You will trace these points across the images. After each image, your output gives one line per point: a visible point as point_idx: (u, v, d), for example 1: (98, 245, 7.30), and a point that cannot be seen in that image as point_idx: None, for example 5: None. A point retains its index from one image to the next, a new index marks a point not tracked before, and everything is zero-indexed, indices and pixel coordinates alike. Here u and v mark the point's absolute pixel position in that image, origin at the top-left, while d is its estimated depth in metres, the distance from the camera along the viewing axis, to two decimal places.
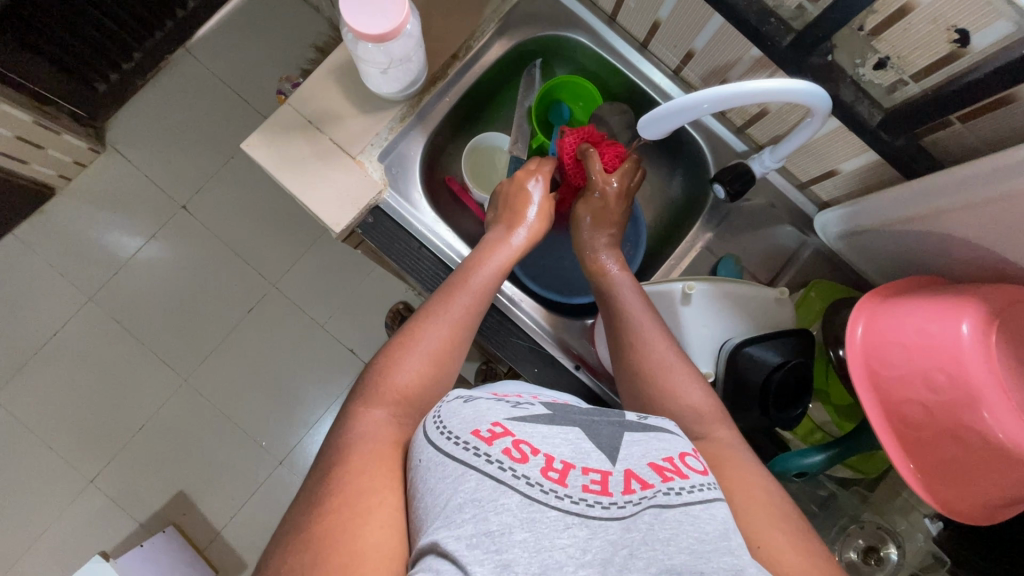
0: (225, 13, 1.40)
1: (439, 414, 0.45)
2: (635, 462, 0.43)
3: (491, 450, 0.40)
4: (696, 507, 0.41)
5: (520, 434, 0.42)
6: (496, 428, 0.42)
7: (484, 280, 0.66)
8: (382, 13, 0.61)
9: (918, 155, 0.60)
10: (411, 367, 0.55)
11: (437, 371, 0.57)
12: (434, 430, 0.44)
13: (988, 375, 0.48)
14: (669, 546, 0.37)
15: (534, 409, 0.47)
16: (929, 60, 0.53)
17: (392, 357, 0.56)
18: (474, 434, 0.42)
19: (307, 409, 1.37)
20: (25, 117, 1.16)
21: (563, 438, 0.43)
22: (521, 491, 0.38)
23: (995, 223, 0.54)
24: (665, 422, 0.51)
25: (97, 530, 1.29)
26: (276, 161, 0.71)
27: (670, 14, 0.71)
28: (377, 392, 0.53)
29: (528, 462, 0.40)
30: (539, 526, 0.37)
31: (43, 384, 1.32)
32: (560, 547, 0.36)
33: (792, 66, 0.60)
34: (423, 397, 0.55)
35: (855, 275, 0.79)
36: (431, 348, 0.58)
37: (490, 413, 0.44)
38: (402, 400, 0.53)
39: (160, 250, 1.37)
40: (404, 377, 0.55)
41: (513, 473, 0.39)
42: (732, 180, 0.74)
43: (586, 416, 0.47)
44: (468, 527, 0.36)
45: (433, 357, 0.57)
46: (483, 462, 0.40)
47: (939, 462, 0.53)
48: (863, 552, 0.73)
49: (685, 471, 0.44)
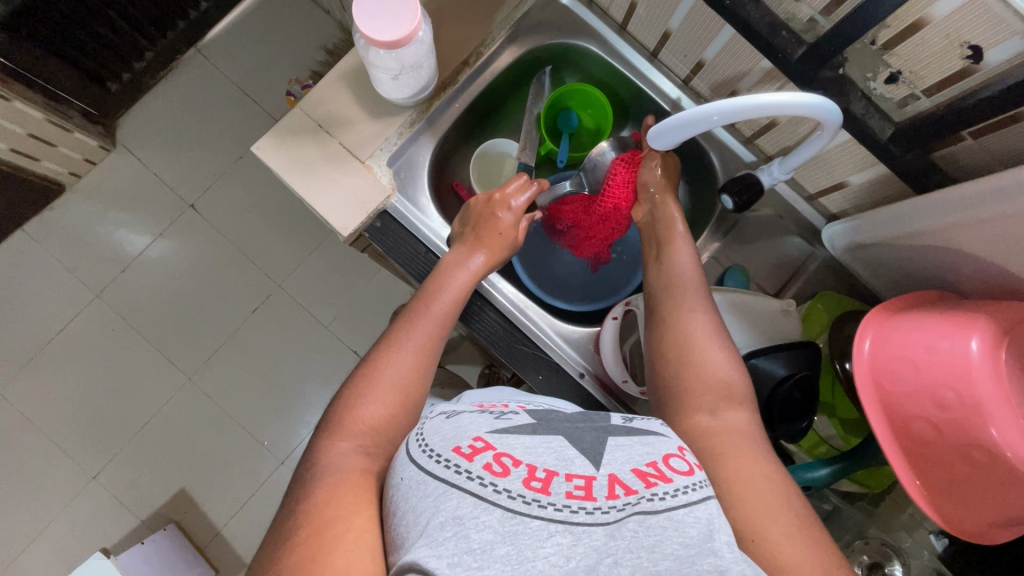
0: (238, 15, 1.41)
1: (422, 433, 0.46)
2: (618, 466, 0.43)
3: (472, 466, 0.41)
4: (681, 511, 0.40)
5: (501, 448, 0.43)
6: (478, 444, 0.43)
7: (442, 308, 0.65)
8: (394, 20, 0.61)
9: (929, 170, 0.59)
10: (374, 401, 0.55)
11: (401, 404, 0.57)
12: (417, 448, 0.45)
13: (998, 394, 0.48)
14: (653, 553, 0.37)
15: (518, 421, 0.48)
16: (941, 76, 0.53)
17: (357, 391, 0.56)
18: (455, 451, 0.42)
19: (310, 409, 1.37)
20: (39, 114, 1.17)
21: (546, 448, 0.44)
22: (502, 506, 0.38)
23: (1003, 239, 0.53)
24: (654, 424, 0.51)
25: (98, 526, 1.29)
26: (286, 164, 0.71)
27: (681, 25, 0.71)
28: (342, 426, 0.53)
29: (509, 476, 0.40)
30: (521, 539, 0.37)
31: (48, 379, 1.33)
32: (542, 557, 0.36)
33: (802, 79, 0.59)
34: (390, 427, 0.55)
35: (862, 287, 0.79)
36: (396, 382, 0.57)
37: (472, 429, 0.45)
38: (369, 433, 0.53)
39: (167, 248, 1.38)
40: (369, 412, 0.54)
41: (493, 488, 0.39)
42: (741, 191, 0.74)
43: (570, 424, 0.48)
44: (449, 546, 0.36)
45: (397, 389, 0.57)
46: (464, 480, 0.40)
47: (945, 478, 0.53)
48: (868, 568, 0.72)
49: (669, 475, 0.43)
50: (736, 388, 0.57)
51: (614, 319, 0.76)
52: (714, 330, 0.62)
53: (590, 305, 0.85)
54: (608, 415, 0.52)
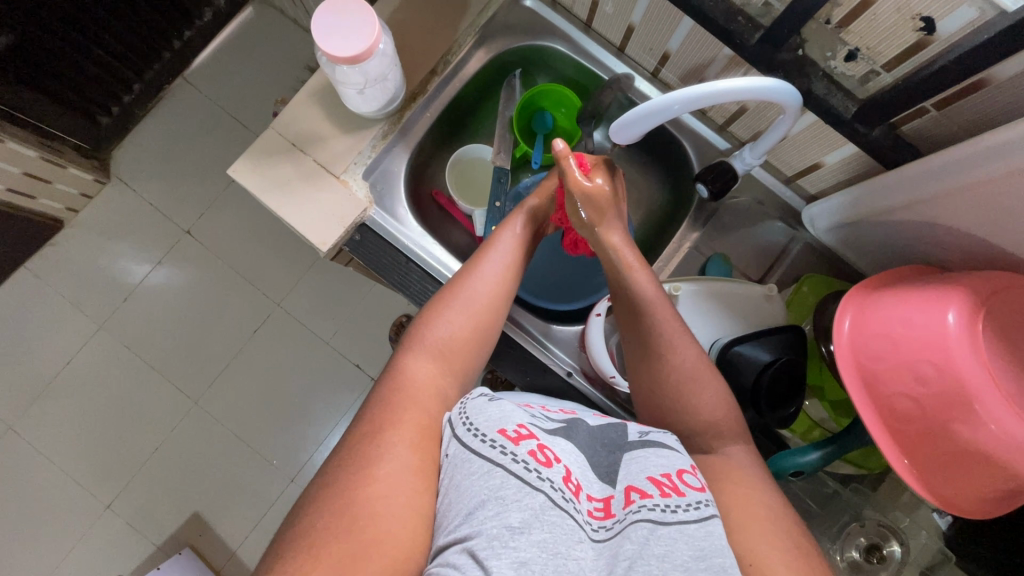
0: (221, 41, 1.43)
1: (466, 412, 0.47)
2: (635, 477, 0.45)
3: (518, 450, 0.42)
4: (692, 526, 0.41)
5: (545, 440, 0.44)
6: (523, 430, 0.44)
7: (512, 243, 0.65)
8: (354, 36, 0.62)
9: (897, 145, 0.59)
10: (452, 323, 0.57)
11: (479, 329, 0.58)
12: (461, 427, 0.46)
13: (977, 367, 0.47)
14: (663, 562, 0.38)
15: (550, 423, 0.49)
16: (898, 50, 0.53)
17: (437, 309, 0.58)
18: (501, 434, 0.44)
19: (317, 426, 1.38)
20: (31, 153, 1.19)
21: (576, 456, 0.46)
22: (546, 493, 0.40)
23: (977, 209, 0.53)
24: (668, 438, 0.51)
25: (115, 554, 1.31)
26: (262, 185, 0.72)
27: (643, 18, 0.71)
28: (420, 346, 0.55)
29: (552, 467, 0.42)
30: (557, 530, 0.39)
31: (58, 413, 1.35)
32: (574, 556, 0.38)
33: (763, 63, 0.59)
34: (463, 352, 0.57)
35: (847, 268, 0.79)
36: (472, 306, 0.59)
37: (516, 416, 0.46)
38: (445, 356, 0.55)
39: (167, 276, 1.40)
40: (446, 331, 0.57)
41: (538, 475, 0.41)
42: (714, 179, 0.74)
43: (593, 434, 0.49)
44: (491, 522, 0.38)
45: (474, 314, 0.58)
46: (510, 461, 0.41)
47: (934, 458, 0.52)
48: (865, 551, 0.72)
49: (682, 488, 0.44)
50: (714, 402, 0.58)
51: (598, 316, 0.75)
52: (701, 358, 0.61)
53: (573, 304, 0.84)
54: (624, 428, 0.52)
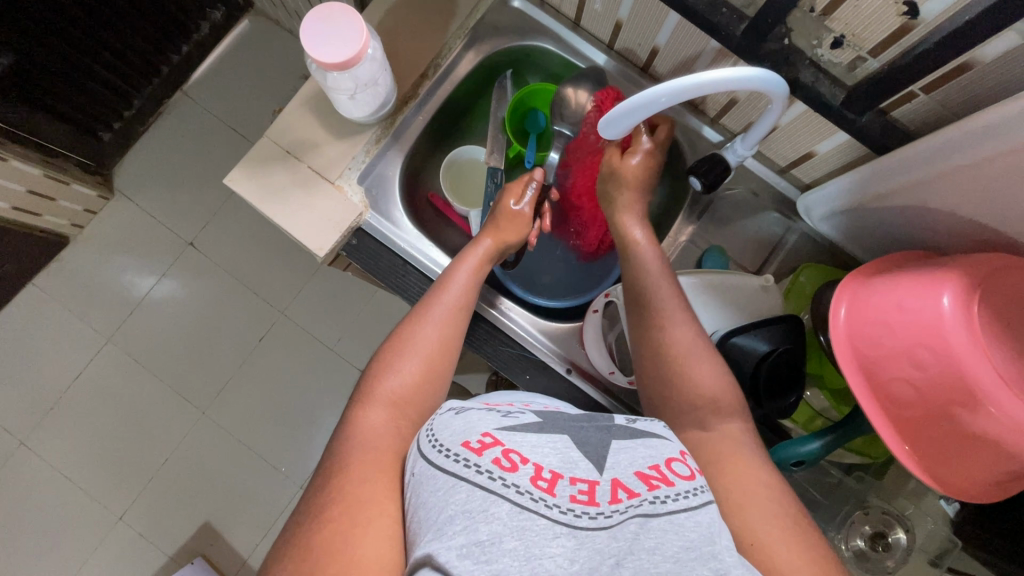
0: (219, 54, 1.44)
1: (432, 429, 0.47)
2: (621, 470, 0.44)
3: (482, 460, 0.42)
4: (681, 515, 0.41)
5: (510, 444, 0.44)
6: (486, 439, 0.44)
7: (462, 285, 0.67)
8: (342, 41, 0.62)
9: (886, 130, 0.59)
10: (401, 371, 0.58)
11: (431, 373, 0.60)
12: (427, 445, 0.46)
13: (973, 348, 0.47)
14: (654, 554, 0.38)
15: (524, 419, 0.48)
16: (883, 35, 0.53)
17: (385, 362, 0.59)
18: (464, 446, 0.43)
19: (323, 432, 1.39)
20: (35, 171, 1.21)
21: (552, 448, 0.45)
22: (511, 499, 0.39)
23: (970, 191, 0.53)
24: (656, 425, 0.52)
25: (129, 565, 1.32)
26: (258, 193, 0.72)
27: (630, 14, 0.71)
28: (373, 397, 0.56)
29: (517, 471, 0.41)
30: (528, 534, 0.38)
31: (69, 427, 1.36)
32: (549, 556, 0.37)
33: (749, 53, 0.59)
34: (418, 398, 0.57)
35: (844, 256, 0.79)
36: (421, 351, 0.60)
37: (480, 424, 0.46)
38: (399, 402, 0.56)
39: (172, 288, 1.41)
40: (396, 381, 0.57)
41: (503, 482, 0.40)
42: (708, 171, 0.73)
43: (575, 425, 0.49)
44: (459, 538, 0.38)
45: (427, 358, 0.60)
46: (473, 473, 0.41)
47: (933, 439, 0.52)
48: (869, 539, 0.72)
49: (671, 478, 0.44)
50: (720, 396, 0.57)
51: (596, 312, 0.76)
52: (702, 351, 0.61)
53: (571, 300, 0.84)
54: (611, 416, 0.52)
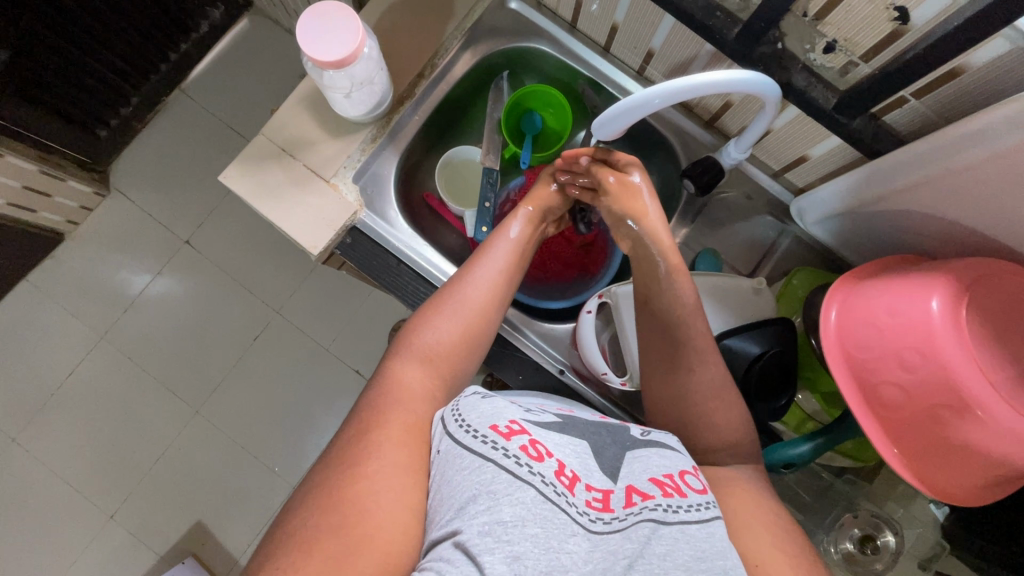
0: (217, 52, 1.45)
1: (458, 408, 0.47)
2: (635, 477, 0.45)
3: (510, 445, 0.42)
4: (693, 526, 0.42)
5: (537, 435, 0.44)
6: (514, 426, 0.44)
7: (502, 258, 0.65)
8: (338, 39, 0.63)
9: (878, 135, 0.59)
10: (441, 328, 0.58)
11: (468, 335, 0.59)
12: (453, 422, 0.46)
13: (961, 352, 0.47)
14: (665, 561, 0.39)
15: (545, 417, 0.49)
16: (874, 40, 0.53)
17: (426, 317, 0.59)
18: (492, 429, 0.43)
19: (317, 432, 1.38)
20: (31, 166, 1.20)
21: (572, 449, 0.45)
22: (536, 487, 0.40)
23: (960, 196, 0.53)
24: (669, 438, 0.52)
25: (119, 564, 1.31)
26: (253, 190, 0.72)
27: (626, 17, 0.72)
28: (409, 350, 0.57)
29: (543, 462, 0.42)
30: (549, 525, 0.38)
31: (61, 424, 1.35)
32: (567, 551, 0.38)
33: (743, 57, 0.60)
34: (451, 356, 0.58)
35: (837, 261, 0.79)
36: (463, 312, 0.60)
37: (508, 412, 0.46)
38: (434, 358, 0.56)
39: (167, 286, 1.41)
40: (434, 337, 0.58)
41: (529, 469, 0.41)
42: (701, 174, 0.74)
43: (595, 433, 0.49)
44: (482, 517, 0.38)
45: (466, 323, 0.60)
46: (501, 456, 0.41)
47: (920, 445, 0.52)
48: (859, 542, 0.72)
49: (684, 490, 0.45)
50: None
51: (589, 313, 0.76)
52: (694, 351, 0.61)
53: (566, 302, 0.84)
54: (627, 427, 0.52)
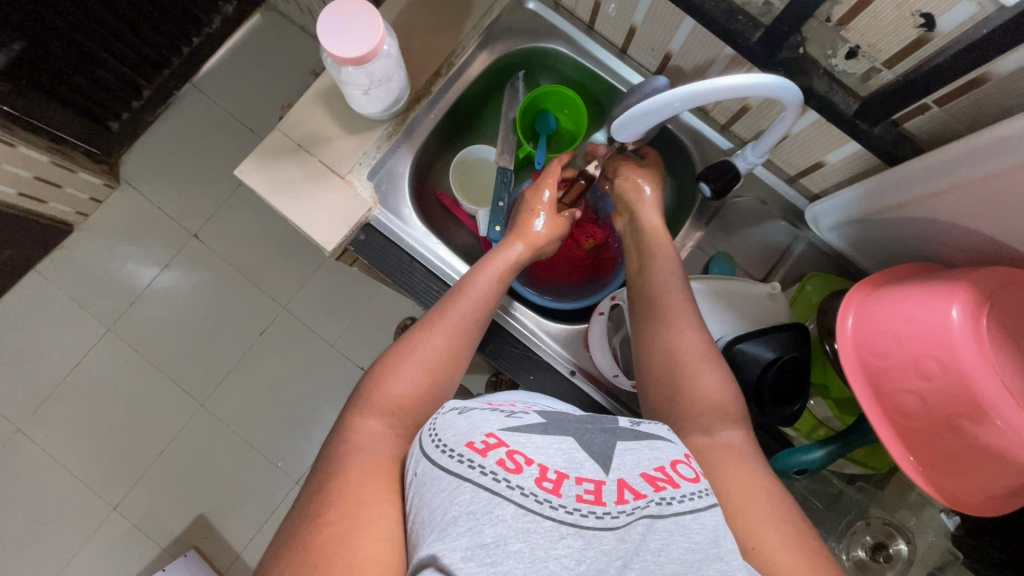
0: (229, 47, 1.45)
1: (434, 428, 0.46)
2: (627, 471, 0.44)
3: (486, 461, 0.41)
4: (686, 517, 0.42)
5: (515, 444, 0.44)
6: (490, 439, 0.43)
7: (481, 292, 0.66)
8: (357, 37, 0.63)
9: (899, 142, 0.59)
10: (404, 378, 0.58)
11: (432, 381, 0.59)
12: (430, 443, 0.45)
13: (980, 360, 0.47)
14: (659, 556, 0.39)
15: (528, 420, 0.48)
16: (898, 46, 0.53)
17: (388, 366, 0.59)
18: (468, 446, 0.43)
19: (322, 427, 1.38)
20: (42, 157, 1.20)
21: (557, 448, 0.45)
22: (515, 502, 0.39)
23: (980, 204, 0.53)
24: (660, 428, 0.51)
25: (122, 556, 1.32)
26: (268, 185, 0.72)
27: (645, 19, 0.72)
28: (371, 403, 0.55)
29: (521, 473, 0.41)
30: (533, 537, 0.38)
31: (66, 415, 1.36)
32: (554, 558, 0.37)
33: (764, 61, 0.59)
34: (414, 406, 0.57)
35: (851, 267, 0.79)
36: (428, 358, 0.60)
37: (484, 425, 0.45)
38: (396, 410, 0.55)
39: (174, 279, 1.41)
40: (398, 387, 0.57)
41: (507, 484, 0.40)
42: (718, 178, 0.74)
43: (579, 426, 0.49)
44: (463, 540, 0.37)
45: (430, 365, 0.59)
46: (478, 474, 0.41)
47: (937, 451, 0.52)
48: (871, 549, 0.72)
49: (677, 480, 0.44)
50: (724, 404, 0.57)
51: (601, 315, 0.76)
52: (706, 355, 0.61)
53: (574, 303, 0.83)
54: (615, 418, 0.52)
